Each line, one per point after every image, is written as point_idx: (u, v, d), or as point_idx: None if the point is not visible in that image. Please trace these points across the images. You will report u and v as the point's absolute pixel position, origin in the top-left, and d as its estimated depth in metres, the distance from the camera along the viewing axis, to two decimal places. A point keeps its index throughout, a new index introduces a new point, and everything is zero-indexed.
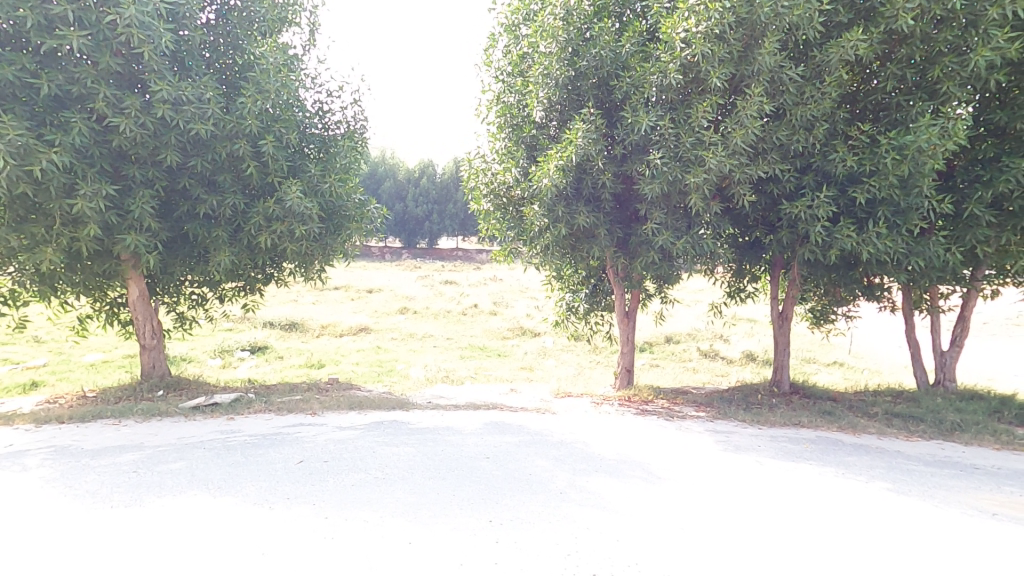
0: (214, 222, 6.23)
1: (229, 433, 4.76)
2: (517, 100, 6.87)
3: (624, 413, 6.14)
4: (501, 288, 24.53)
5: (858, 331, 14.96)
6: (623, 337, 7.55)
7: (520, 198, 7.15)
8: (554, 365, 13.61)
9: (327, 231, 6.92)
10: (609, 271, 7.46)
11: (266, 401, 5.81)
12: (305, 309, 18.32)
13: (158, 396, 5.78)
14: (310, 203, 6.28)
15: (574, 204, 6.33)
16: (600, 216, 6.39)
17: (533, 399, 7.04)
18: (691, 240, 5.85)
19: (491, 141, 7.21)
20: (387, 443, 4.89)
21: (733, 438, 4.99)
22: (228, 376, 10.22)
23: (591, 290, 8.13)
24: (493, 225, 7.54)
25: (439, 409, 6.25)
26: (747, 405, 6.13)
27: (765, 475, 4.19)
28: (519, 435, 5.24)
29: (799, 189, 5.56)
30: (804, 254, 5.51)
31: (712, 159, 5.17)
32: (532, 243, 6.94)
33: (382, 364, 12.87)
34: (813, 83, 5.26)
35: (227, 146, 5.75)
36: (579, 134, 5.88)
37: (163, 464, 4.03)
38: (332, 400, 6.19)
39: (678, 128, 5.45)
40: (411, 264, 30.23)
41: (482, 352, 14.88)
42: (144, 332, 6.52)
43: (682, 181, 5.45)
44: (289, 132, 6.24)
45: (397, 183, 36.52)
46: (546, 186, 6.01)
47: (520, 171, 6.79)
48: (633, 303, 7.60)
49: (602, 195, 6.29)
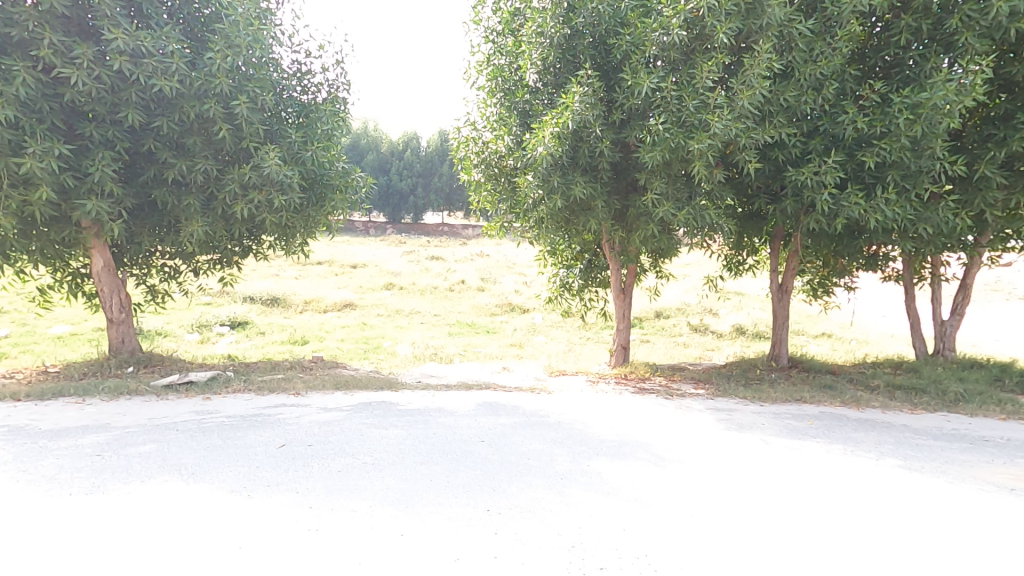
0: (183, 188, 5.79)
1: (205, 414, 4.45)
2: (508, 62, 6.45)
3: (621, 391, 6.00)
4: (489, 263, 24.23)
5: (845, 304, 15.06)
6: (618, 313, 7.32)
7: (513, 168, 6.82)
8: (544, 342, 13.45)
9: (308, 201, 6.51)
10: (605, 244, 7.19)
11: (245, 379, 5.50)
12: (288, 285, 17.80)
13: (127, 373, 5.41)
14: (291, 170, 5.93)
15: (570, 173, 6.02)
16: (598, 186, 6.11)
17: (527, 377, 6.81)
18: (693, 210, 5.59)
19: (481, 107, 6.81)
20: (376, 425, 4.65)
21: (735, 416, 4.83)
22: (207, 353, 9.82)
23: (586, 265, 7.87)
24: (485, 198, 7.22)
25: (430, 388, 6.03)
26: (746, 381, 5.99)
27: (771, 455, 4.04)
28: (514, 416, 5.04)
29: (805, 155, 5.29)
30: (810, 223, 5.29)
31: (716, 122, 4.88)
32: (527, 214, 6.65)
33: (368, 341, 12.60)
34: (823, 39, 4.94)
35: (195, 106, 5.31)
36: (577, 98, 5.53)
37: (131, 447, 3.70)
38: (317, 379, 5.91)
39: (681, 90, 5.14)
40: (397, 240, 29.67)
41: (471, 328, 14.67)
42: (111, 306, 6.06)
43: (685, 147, 5.17)
44: (263, 92, 5.78)
45: (380, 157, 35.57)
46: (541, 155, 5.71)
47: (513, 138, 6.40)
48: (629, 278, 7.37)
49: (599, 164, 6.00)
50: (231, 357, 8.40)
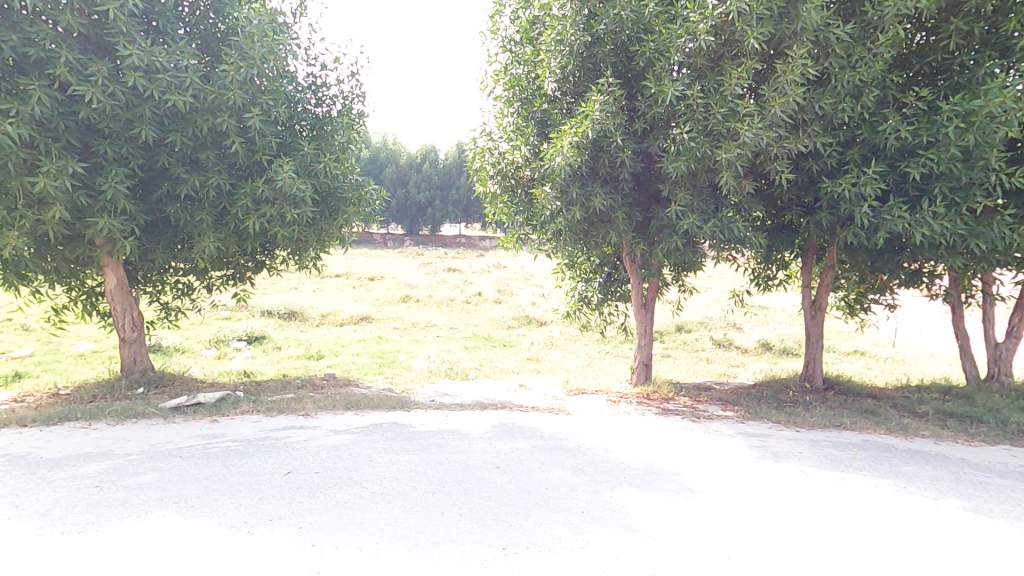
0: (197, 205, 5.73)
1: (211, 439, 4.29)
2: (526, 72, 6.28)
3: (644, 412, 5.70)
4: (506, 275, 24.03)
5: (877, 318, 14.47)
6: (640, 329, 7.01)
7: (530, 179, 6.64)
8: (561, 356, 13.16)
9: (321, 215, 6.41)
10: (626, 258, 6.92)
11: (255, 399, 5.35)
12: (305, 298, 17.84)
13: (138, 395, 5.31)
14: (304, 184, 5.83)
15: (590, 184, 5.82)
16: (618, 198, 5.88)
17: (544, 396, 6.54)
18: (720, 223, 5.32)
19: (498, 118, 6.65)
20: (387, 450, 4.43)
21: (769, 443, 4.49)
22: (223, 369, 9.78)
23: (605, 279, 7.61)
24: (501, 210, 7.04)
25: (444, 408, 5.81)
26: (779, 403, 5.64)
27: (813, 489, 3.69)
28: (531, 439, 4.78)
29: (842, 166, 4.98)
30: (847, 237, 4.97)
31: (746, 132, 4.61)
32: (546, 227, 6.44)
33: (383, 355, 12.47)
34: (863, 43, 4.64)
35: (209, 120, 5.24)
36: (597, 107, 5.34)
37: (131, 477, 3.54)
38: (328, 398, 5.74)
39: (707, 98, 4.89)
40: (414, 252, 29.70)
41: (487, 342, 14.45)
42: (123, 324, 5.99)
43: (712, 157, 4.93)
44: (277, 105, 5.69)
45: (398, 169, 35.81)
46: (559, 165, 5.53)
47: (530, 149, 6.24)
48: (651, 292, 7.07)
49: (620, 174, 5.77)
50: (245, 374, 8.31)
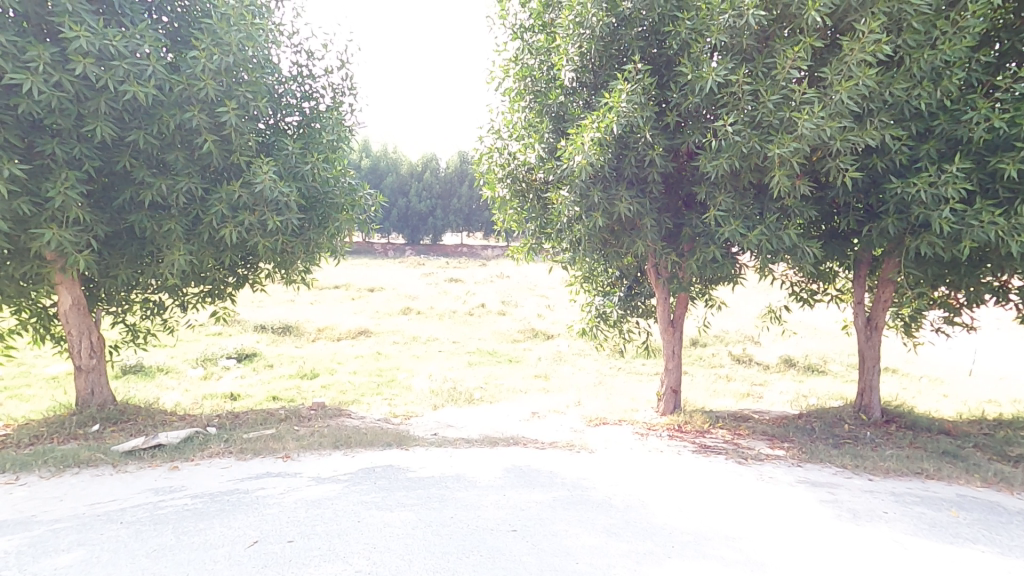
0: (166, 212, 5.02)
1: (166, 495, 3.51)
2: (540, 61, 5.63)
3: (680, 449, 4.94)
4: (510, 285, 23.33)
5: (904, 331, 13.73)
6: (667, 350, 6.25)
7: (543, 182, 5.98)
8: (571, 373, 12.43)
9: (309, 222, 5.73)
10: (651, 270, 6.18)
11: (228, 438, 4.60)
12: (301, 310, 17.13)
13: (90, 435, 4.55)
14: (288, 187, 5.19)
15: (613, 187, 5.19)
16: (645, 202, 5.20)
17: (561, 428, 5.77)
18: (768, 230, 4.58)
19: (507, 114, 6.02)
20: (380, 506, 3.66)
21: (842, 497, 3.71)
22: (208, 396, 9.04)
23: (625, 293, 6.88)
24: (510, 217, 6.36)
25: (448, 445, 5.05)
26: (838, 439, 4.87)
27: (918, 564, 2.89)
28: (552, 489, 4.01)
29: (914, 163, 4.27)
30: (922, 245, 4.22)
31: (804, 122, 3.89)
32: (563, 236, 5.73)
33: (382, 374, 11.76)
34: (944, 16, 3.94)
35: (176, 116, 4.56)
36: (623, 97, 4.74)
37: (49, 557, 2.77)
38: (315, 434, 4.98)
39: (755, 84, 4.19)
40: (415, 262, 29.02)
41: (491, 357, 13.71)
42: (79, 351, 5.25)
43: (761, 153, 4.21)
44: (257, 98, 5.01)
45: (399, 178, 35.15)
46: (579, 165, 4.90)
47: (545, 147, 5.62)
48: (679, 309, 6.31)
49: (648, 176, 5.11)
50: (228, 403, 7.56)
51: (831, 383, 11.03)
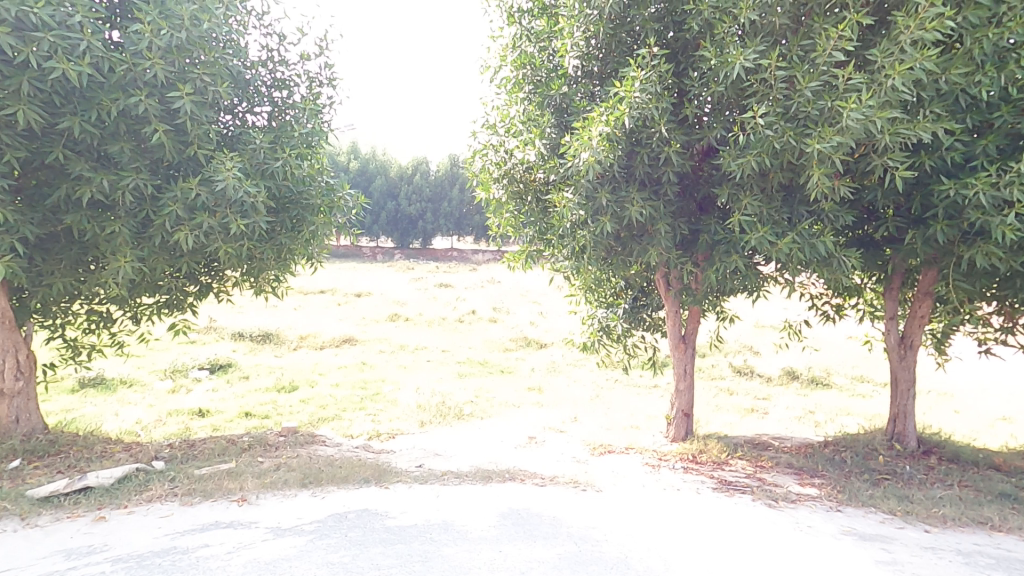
0: (109, 212, 4.35)
1: (79, 561, 2.84)
2: (541, 48, 5.11)
3: (698, 485, 4.34)
4: (501, 291, 22.72)
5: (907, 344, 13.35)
6: (678, 369, 5.67)
7: (543, 182, 5.45)
8: (566, 386, 11.84)
9: (280, 225, 5.16)
10: (661, 280, 5.63)
11: (175, 475, 3.94)
12: (284, 317, 16.38)
13: (7, 474, 3.86)
14: (254, 185, 4.56)
15: (622, 188, 4.69)
16: (659, 205, 4.68)
17: (561, 457, 5.15)
18: (799, 238, 4.02)
19: (503, 107, 5.46)
20: (348, 569, 3.01)
21: (901, 555, 3.13)
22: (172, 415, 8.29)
23: (630, 305, 6.32)
24: (507, 221, 5.79)
25: (434, 480, 4.41)
26: (877, 476, 4.30)
27: None
28: (555, 542, 3.37)
29: (969, 161, 3.73)
30: (979, 257, 3.67)
31: (851, 113, 3.34)
32: (565, 243, 5.15)
33: (365, 386, 11.08)
34: None
35: (118, 100, 3.92)
36: (637, 85, 4.22)
37: None
38: (279, 468, 4.32)
39: (790, 69, 3.64)
40: (405, 266, 28.32)
41: (482, 367, 13.08)
42: (2, 373, 4.56)
43: (796, 149, 3.66)
44: (218, 82, 4.37)
45: (388, 181, 34.41)
46: (586, 163, 4.40)
47: (547, 143, 5.06)
48: (691, 324, 5.73)
49: (663, 176, 4.62)
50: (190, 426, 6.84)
51: (837, 399, 10.53)
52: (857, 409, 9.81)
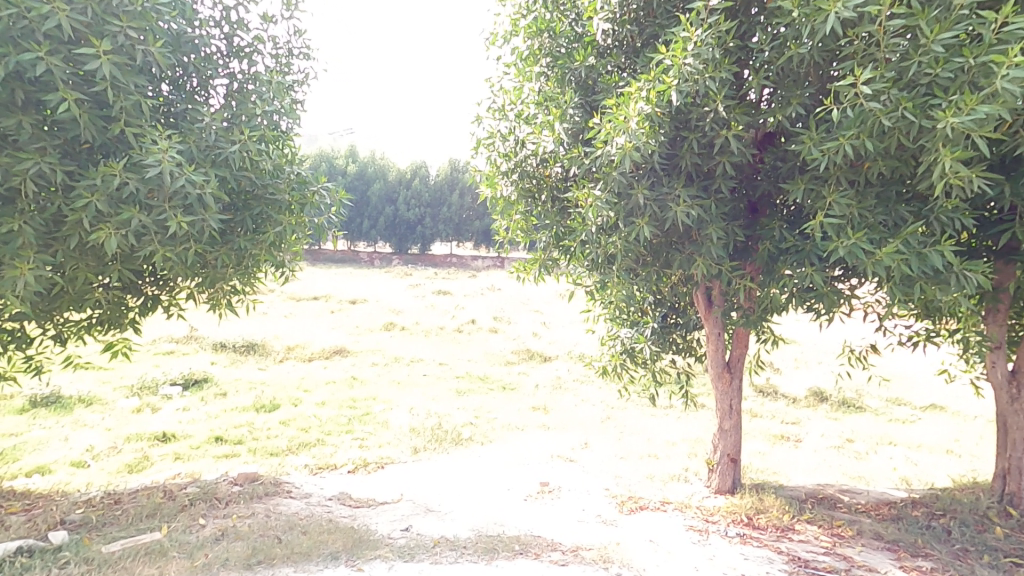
0: (6, 204, 3.36)
1: None
2: (560, 12, 4.20)
3: (766, 566, 3.32)
4: (502, 299, 21.74)
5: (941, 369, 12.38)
6: (721, 406, 4.68)
7: (561, 177, 4.54)
8: (573, 405, 10.86)
9: (239, 225, 4.23)
10: (702, 298, 4.71)
11: (74, 557, 2.95)
12: (272, 326, 15.41)
13: None
14: (202, 174, 3.62)
15: (663, 184, 3.77)
16: (709, 204, 3.74)
17: (582, 517, 4.14)
18: (905, 246, 3.03)
19: (515, 85, 4.54)
20: None
21: None
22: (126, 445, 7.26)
23: (660, 323, 5.40)
24: (516, 222, 4.88)
25: (426, 553, 3.41)
26: (1004, 563, 3.34)
27: None
28: None
29: None
30: None
31: (1008, 73, 2.39)
32: (587, 250, 4.21)
33: (354, 405, 10.07)
34: None
35: (10, 58, 2.96)
36: (690, 50, 3.28)
37: None
38: (222, 539, 3.33)
39: (909, 17, 2.69)
40: (403, 272, 27.34)
41: (482, 383, 12.10)
42: None
43: (915, 125, 2.70)
44: (152, 41, 3.42)
45: (387, 185, 33.46)
46: (621, 149, 3.46)
47: (568, 128, 4.15)
48: (738, 350, 4.72)
49: (715, 167, 3.69)
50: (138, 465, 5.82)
51: (874, 424, 9.55)
52: (899, 438, 8.83)
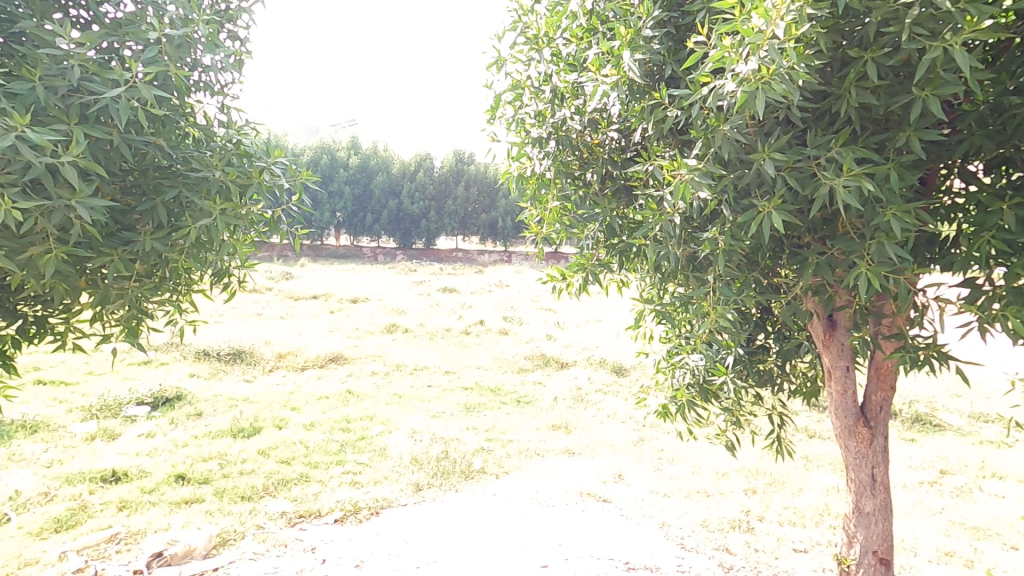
0: None
1: None
2: None
3: None
4: (513, 298, 20.32)
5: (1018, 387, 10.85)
6: (859, 478, 3.27)
7: (620, 145, 3.17)
8: (599, 424, 9.45)
9: (148, 220, 2.84)
10: (824, 319, 3.23)
11: None
12: (264, 329, 14.05)
13: None
14: (52, 131, 2.19)
15: (808, 142, 2.31)
16: (886, 172, 2.26)
17: None
18: None
19: (554, 8, 3.08)
20: None
21: None
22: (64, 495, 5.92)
23: (747, 344, 3.99)
24: (553, 210, 3.46)
25: None
26: None
27: None
28: None
29: None
30: None
31: None
32: (667, 251, 2.78)
33: (347, 428, 8.69)
34: None
35: None
36: None
37: None
38: None
39: None
40: (406, 269, 25.95)
41: (494, 396, 10.72)
42: None
43: None
44: None
45: (390, 177, 32.04)
46: (759, 76, 2.00)
47: (643, 64, 2.67)
48: (882, 394, 3.24)
49: (900, 111, 2.21)
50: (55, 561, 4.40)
51: (962, 447, 8.04)
52: (1001, 465, 7.38)
